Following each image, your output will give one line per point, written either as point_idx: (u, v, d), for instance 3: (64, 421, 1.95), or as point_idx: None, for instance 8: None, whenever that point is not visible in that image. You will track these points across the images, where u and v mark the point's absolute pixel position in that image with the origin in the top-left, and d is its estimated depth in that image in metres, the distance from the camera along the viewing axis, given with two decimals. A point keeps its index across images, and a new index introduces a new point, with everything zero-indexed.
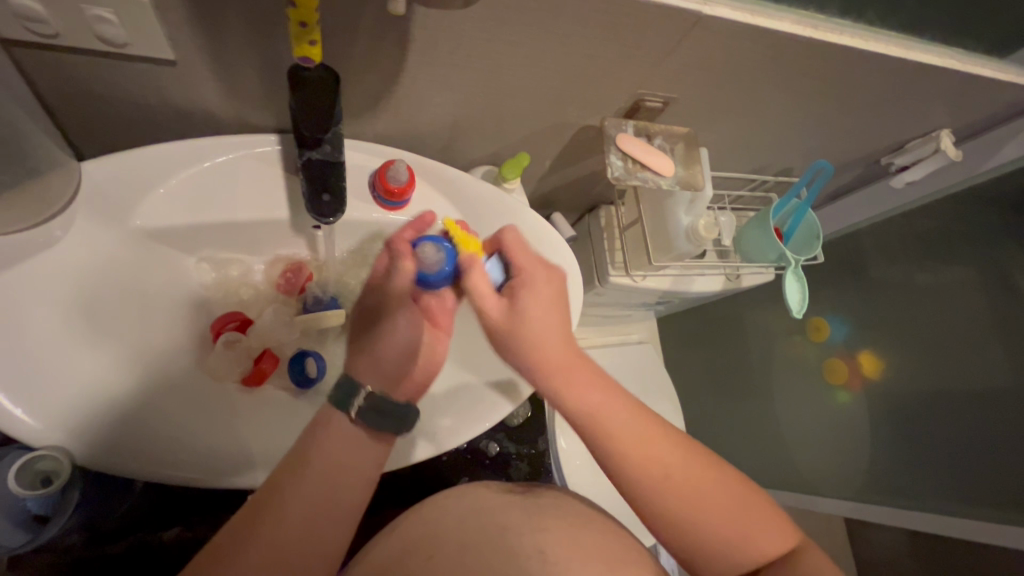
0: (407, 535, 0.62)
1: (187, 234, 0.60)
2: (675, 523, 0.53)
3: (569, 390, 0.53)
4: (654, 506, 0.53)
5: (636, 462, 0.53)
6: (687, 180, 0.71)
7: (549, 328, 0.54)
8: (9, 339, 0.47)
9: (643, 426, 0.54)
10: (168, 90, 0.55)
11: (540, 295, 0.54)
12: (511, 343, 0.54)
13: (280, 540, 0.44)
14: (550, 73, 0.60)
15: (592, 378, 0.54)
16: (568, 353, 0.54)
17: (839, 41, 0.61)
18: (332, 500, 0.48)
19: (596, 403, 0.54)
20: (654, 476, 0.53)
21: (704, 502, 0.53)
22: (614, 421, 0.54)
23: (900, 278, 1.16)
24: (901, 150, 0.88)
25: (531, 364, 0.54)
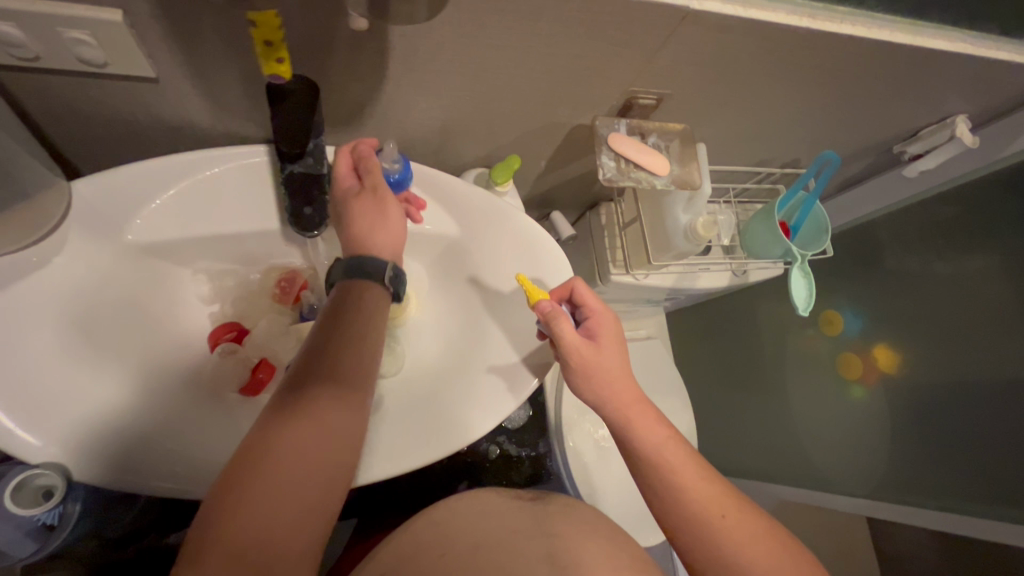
0: (416, 538, 0.62)
1: (181, 246, 0.60)
2: (708, 555, 0.58)
3: (639, 424, 0.62)
4: (687, 536, 0.59)
5: (697, 500, 0.59)
6: (683, 179, 0.69)
7: (621, 369, 0.63)
8: (8, 358, 0.49)
9: (688, 462, 0.61)
10: (152, 105, 0.55)
11: (613, 335, 0.63)
12: (594, 380, 0.61)
13: (311, 448, 0.45)
14: (537, 75, 0.59)
15: (649, 415, 0.63)
16: (636, 391, 0.63)
17: (839, 29, 0.58)
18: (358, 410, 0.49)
19: (649, 436, 0.62)
20: (694, 507, 0.59)
21: (745, 546, 0.57)
22: (663, 454, 0.61)
23: (918, 268, 1.10)
24: (913, 138, 0.85)
25: (606, 402, 0.62)
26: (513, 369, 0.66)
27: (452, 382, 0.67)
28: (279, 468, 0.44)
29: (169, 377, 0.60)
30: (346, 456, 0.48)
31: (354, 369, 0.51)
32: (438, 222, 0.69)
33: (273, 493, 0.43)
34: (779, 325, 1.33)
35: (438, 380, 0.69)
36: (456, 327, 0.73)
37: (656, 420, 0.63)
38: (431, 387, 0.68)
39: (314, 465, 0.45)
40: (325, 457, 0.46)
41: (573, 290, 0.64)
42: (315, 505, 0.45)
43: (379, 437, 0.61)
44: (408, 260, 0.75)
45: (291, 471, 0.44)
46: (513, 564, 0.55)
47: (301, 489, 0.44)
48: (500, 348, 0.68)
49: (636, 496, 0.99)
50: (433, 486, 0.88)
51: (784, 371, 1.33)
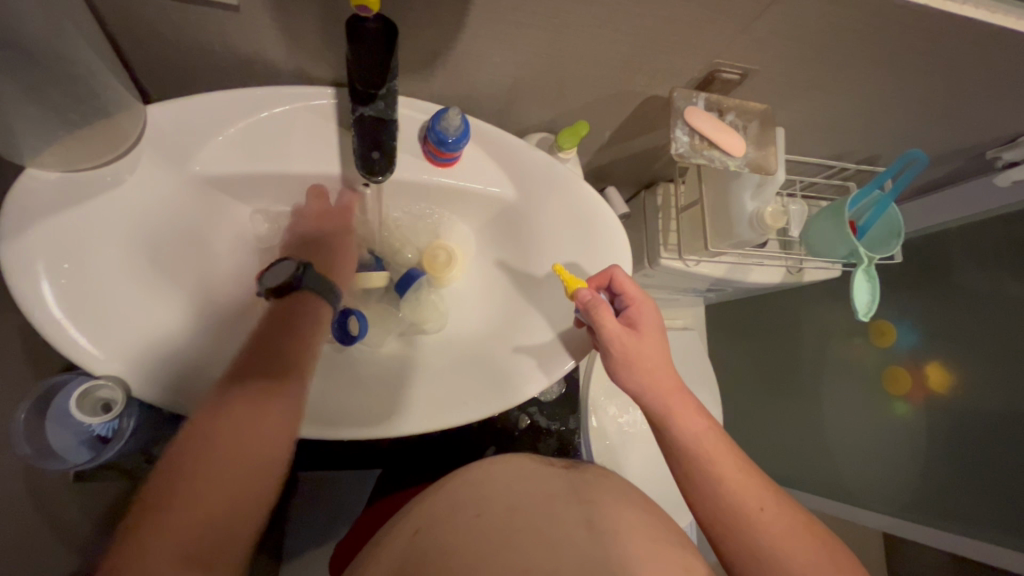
0: (452, 495, 0.61)
1: (244, 182, 0.60)
2: (744, 549, 0.56)
3: (681, 414, 0.60)
4: (723, 528, 0.57)
5: (733, 489, 0.58)
6: (758, 162, 0.65)
7: (661, 359, 0.60)
8: (79, 273, 0.50)
9: (726, 453, 0.60)
10: (230, 36, 0.55)
11: (652, 326, 0.61)
12: (638, 369, 0.59)
13: (232, 449, 0.43)
14: (620, 36, 0.56)
15: (688, 403, 0.61)
16: (676, 380, 0.61)
17: (959, 11, 0.53)
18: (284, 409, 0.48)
19: (686, 427, 0.60)
20: (730, 500, 0.57)
21: (783, 542, 0.55)
22: (700, 445, 0.60)
23: (987, 286, 1.02)
24: (1011, 144, 0.78)
25: (647, 391, 0.60)
26: (550, 346, 0.64)
27: (489, 352, 0.66)
28: (199, 476, 0.41)
29: (226, 313, 0.61)
30: (274, 456, 0.46)
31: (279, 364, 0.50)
32: (494, 184, 0.67)
33: (192, 503, 0.40)
34: (824, 330, 1.28)
35: (476, 348, 0.68)
36: (506, 291, 0.72)
37: (694, 410, 0.61)
38: (472, 354, 0.67)
39: (237, 470, 0.43)
40: (250, 457, 0.44)
41: (613, 278, 0.61)
42: (240, 510, 0.42)
43: (418, 390, 0.61)
44: (456, 222, 0.74)
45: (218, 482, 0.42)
46: (552, 531, 0.54)
47: (225, 495, 0.42)
48: (544, 317, 0.67)
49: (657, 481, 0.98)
50: (459, 446, 0.89)
51: (822, 378, 1.28)
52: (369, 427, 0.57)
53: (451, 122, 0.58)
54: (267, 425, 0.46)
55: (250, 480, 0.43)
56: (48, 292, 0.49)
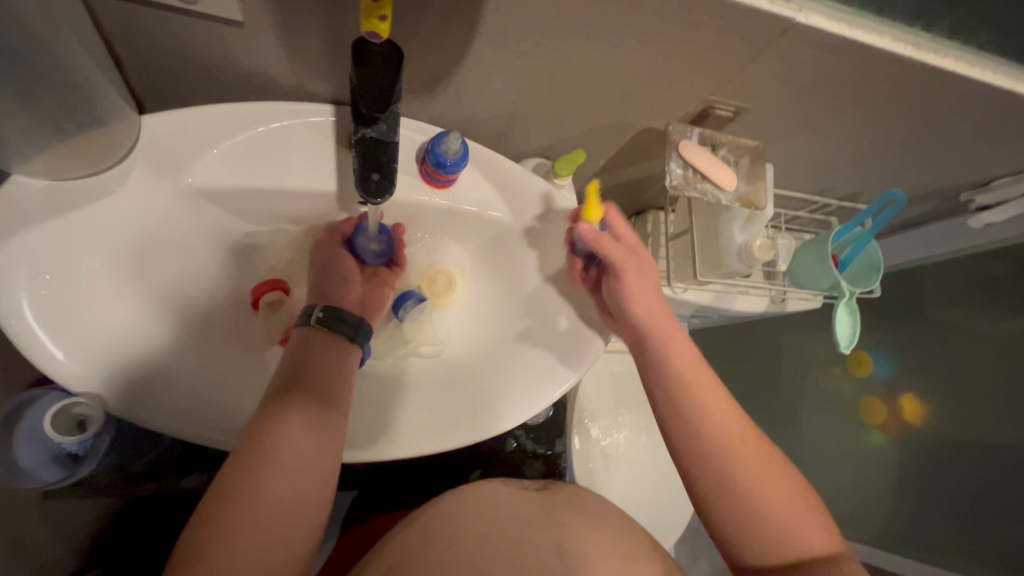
0: (428, 525, 0.60)
1: (237, 196, 0.60)
2: (705, 463, 0.56)
3: (661, 333, 0.61)
4: (685, 430, 0.58)
5: (707, 406, 0.58)
6: (748, 197, 0.67)
7: (652, 282, 0.62)
8: (62, 285, 0.49)
9: (705, 378, 0.60)
10: (231, 50, 0.54)
11: (647, 258, 0.63)
12: (630, 294, 0.61)
13: (293, 478, 0.46)
14: (620, 71, 0.57)
15: (671, 321, 0.62)
16: (660, 306, 0.63)
17: (940, 63, 0.55)
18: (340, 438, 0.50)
19: (667, 347, 0.61)
20: (698, 415, 0.58)
21: (750, 463, 0.56)
22: (678, 363, 0.60)
23: (960, 321, 1.06)
24: (984, 188, 0.82)
25: (631, 310, 0.61)
26: (554, 354, 0.65)
27: (500, 359, 0.67)
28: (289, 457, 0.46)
29: (212, 329, 0.60)
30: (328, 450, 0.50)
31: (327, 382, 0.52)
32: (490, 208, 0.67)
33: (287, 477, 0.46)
34: (805, 359, 1.30)
35: (489, 360, 0.68)
36: (497, 314, 0.72)
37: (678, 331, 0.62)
38: (484, 363, 0.67)
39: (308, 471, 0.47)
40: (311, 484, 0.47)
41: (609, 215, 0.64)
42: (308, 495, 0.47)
43: (407, 413, 0.60)
44: (449, 243, 0.73)
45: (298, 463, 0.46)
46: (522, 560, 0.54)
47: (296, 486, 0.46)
48: (533, 345, 0.67)
49: (636, 503, 0.98)
50: (443, 469, 0.88)
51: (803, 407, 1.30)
52: (359, 451, 0.56)
53: (451, 144, 0.59)
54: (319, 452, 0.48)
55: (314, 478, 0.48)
56: (28, 304, 0.47)
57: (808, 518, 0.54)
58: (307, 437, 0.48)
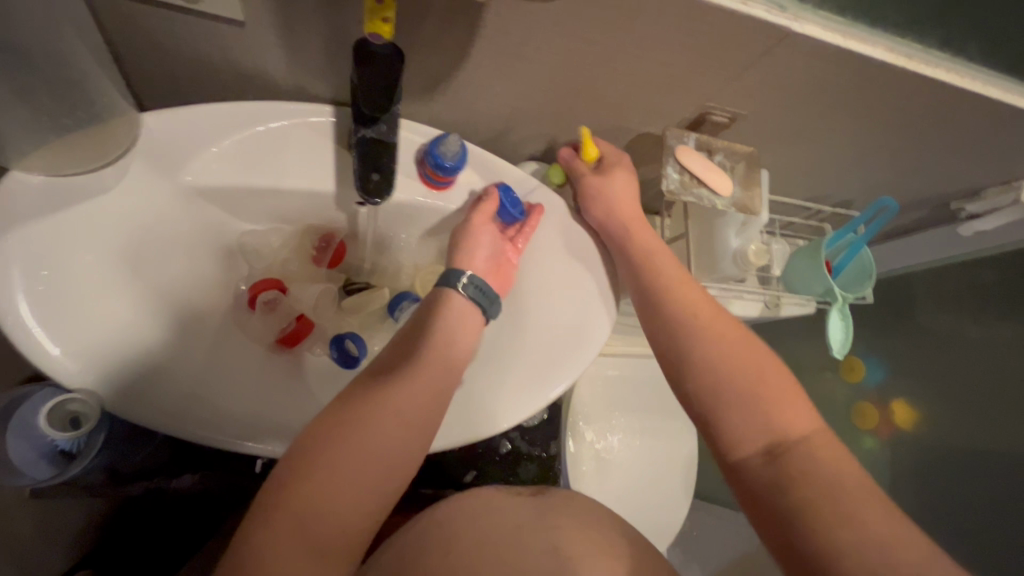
0: (424, 532, 0.60)
1: (234, 196, 0.60)
2: (684, 358, 0.58)
3: (634, 235, 0.65)
4: (668, 330, 0.60)
5: (678, 294, 0.61)
6: (744, 203, 0.67)
7: (627, 190, 0.67)
8: (58, 281, 0.49)
9: (678, 273, 0.64)
10: (233, 49, 0.55)
11: (627, 174, 0.67)
12: (607, 203, 0.66)
13: (370, 454, 0.45)
14: (616, 76, 0.58)
15: (646, 228, 0.66)
16: (637, 212, 0.67)
17: (932, 73, 0.56)
18: (430, 418, 0.50)
19: (640, 246, 0.65)
20: (673, 306, 0.61)
21: (716, 343, 0.57)
22: (652, 256, 0.64)
23: (949, 329, 1.10)
24: (974, 197, 0.84)
25: (605, 218, 0.66)
26: (575, 332, 0.65)
27: (503, 343, 0.66)
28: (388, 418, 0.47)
29: (209, 327, 0.60)
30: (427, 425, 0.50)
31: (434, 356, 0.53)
32: None
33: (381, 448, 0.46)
34: None
35: (495, 344, 0.67)
36: None
37: (655, 237, 0.66)
38: (489, 351, 0.66)
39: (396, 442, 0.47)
40: (384, 470, 0.46)
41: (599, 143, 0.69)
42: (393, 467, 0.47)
43: None
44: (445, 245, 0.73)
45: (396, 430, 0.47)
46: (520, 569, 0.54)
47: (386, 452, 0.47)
48: (524, 344, 0.65)
49: (630, 506, 0.99)
50: (437, 471, 0.88)
51: None
52: None
53: (450, 147, 0.60)
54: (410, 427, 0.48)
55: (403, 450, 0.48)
56: (23, 299, 0.47)
57: (789, 401, 0.53)
58: (410, 403, 0.49)
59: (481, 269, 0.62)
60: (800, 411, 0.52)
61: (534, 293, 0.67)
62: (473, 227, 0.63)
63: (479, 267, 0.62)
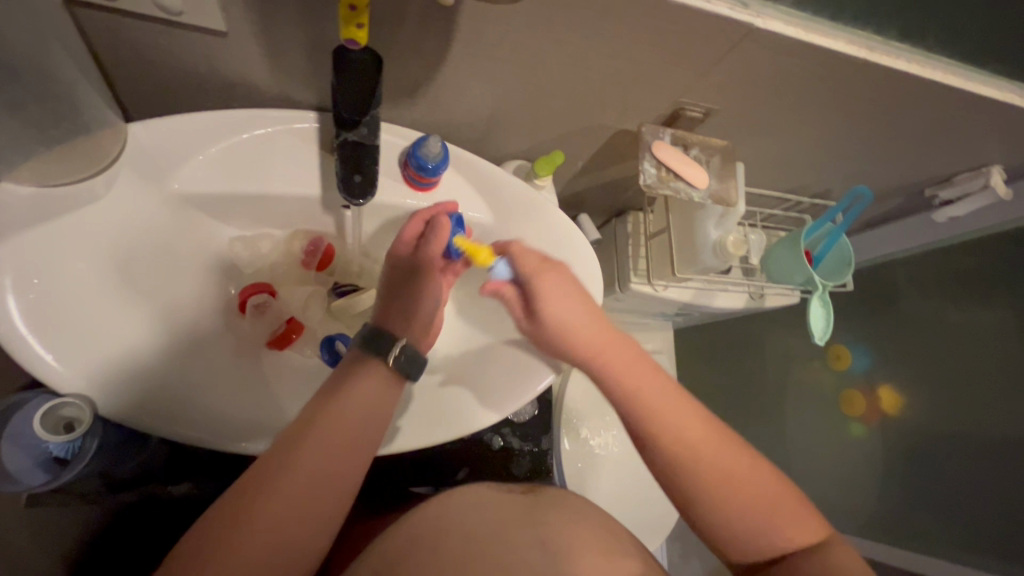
0: (409, 535, 0.60)
1: (221, 202, 0.61)
2: (674, 471, 0.56)
3: (581, 343, 0.59)
4: (646, 433, 0.57)
5: (652, 414, 0.57)
6: (720, 195, 0.69)
7: (562, 307, 0.59)
8: (50, 289, 0.50)
9: (649, 374, 0.59)
10: (215, 59, 0.56)
11: (556, 292, 0.59)
12: (544, 324, 0.60)
13: (275, 529, 0.46)
14: (590, 74, 0.60)
15: (597, 334, 0.59)
16: (587, 317, 0.60)
17: (893, 64, 0.58)
18: (360, 450, 0.52)
19: (592, 347, 0.59)
20: (647, 406, 0.57)
21: (703, 457, 0.56)
22: (614, 363, 0.59)
23: (931, 313, 1.12)
24: (946, 183, 0.86)
25: (550, 330, 0.60)
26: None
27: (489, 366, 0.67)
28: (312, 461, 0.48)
29: (200, 331, 0.61)
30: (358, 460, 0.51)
31: (355, 408, 0.52)
32: (473, 208, 0.69)
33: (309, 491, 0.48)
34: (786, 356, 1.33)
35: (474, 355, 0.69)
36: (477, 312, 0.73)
37: (598, 320, 0.60)
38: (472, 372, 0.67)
39: (323, 478, 0.49)
40: (314, 508, 0.48)
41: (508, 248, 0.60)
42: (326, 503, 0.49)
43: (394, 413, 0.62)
44: None
45: (326, 467, 0.49)
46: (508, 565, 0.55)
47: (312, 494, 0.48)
48: (518, 339, 0.67)
49: (623, 498, 1.00)
50: (428, 470, 0.85)
51: (785, 404, 1.31)
52: None
53: (433, 148, 0.61)
54: (339, 464, 0.50)
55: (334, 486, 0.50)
56: (16, 308, 0.48)
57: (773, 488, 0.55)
58: (333, 442, 0.50)
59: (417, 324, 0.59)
60: (780, 492, 0.55)
61: None
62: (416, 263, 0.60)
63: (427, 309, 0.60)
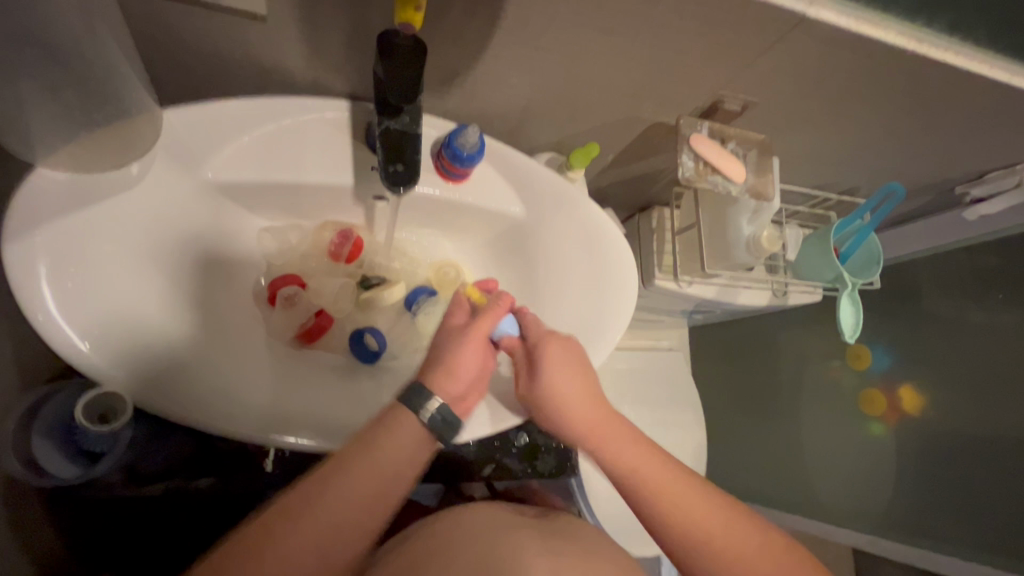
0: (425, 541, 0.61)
1: (254, 191, 0.60)
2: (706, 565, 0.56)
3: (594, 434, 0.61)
4: (642, 501, 0.59)
5: (664, 508, 0.58)
6: (758, 188, 0.69)
7: (566, 381, 0.60)
8: (86, 276, 0.49)
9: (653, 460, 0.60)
10: (252, 44, 0.55)
11: (557, 364, 0.60)
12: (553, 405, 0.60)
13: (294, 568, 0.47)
14: (631, 65, 0.59)
15: (606, 425, 0.61)
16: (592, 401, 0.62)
17: (941, 56, 0.58)
18: (367, 513, 0.51)
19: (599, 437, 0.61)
20: (654, 501, 0.58)
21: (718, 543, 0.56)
22: (619, 456, 0.61)
23: (952, 314, 1.10)
24: (978, 181, 0.85)
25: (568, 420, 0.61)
26: (586, 327, 0.66)
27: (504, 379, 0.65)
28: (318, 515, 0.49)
29: (229, 322, 0.60)
30: (365, 522, 0.51)
31: (373, 469, 0.52)
32: (505, 201, 0.68)
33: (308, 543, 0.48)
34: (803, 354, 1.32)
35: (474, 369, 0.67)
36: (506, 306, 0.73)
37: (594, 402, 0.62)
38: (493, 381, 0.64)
39: (325, 537, 0.49)
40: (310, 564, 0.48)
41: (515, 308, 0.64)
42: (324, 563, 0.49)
43: None
44: (458, 239, 0.74)
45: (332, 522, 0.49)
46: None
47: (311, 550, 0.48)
48: None
49: None
50: (453, 470, 0.80)
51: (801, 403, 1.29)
52: None
53: (471, 138, 0.60)
54: (345, 525, 0.50)
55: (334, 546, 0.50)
56: (52, 295, 0.47)
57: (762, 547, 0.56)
58: (345, 501, 0.50)
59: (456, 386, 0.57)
60: (781, 563, 0.56)
61: (556, 286, 0.69)
62: (465, 337, 0.58)
63: (450, 392, 0.56)
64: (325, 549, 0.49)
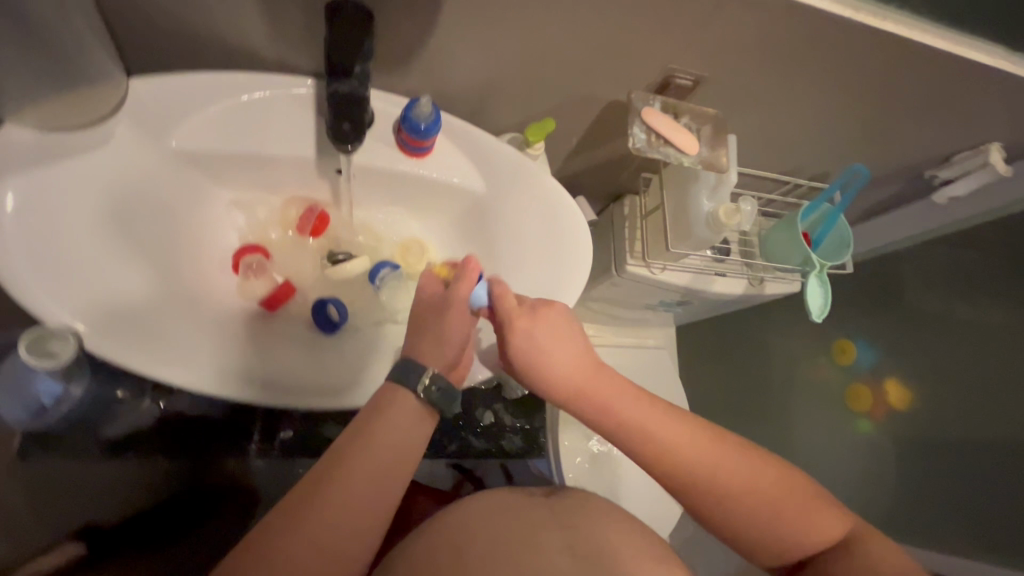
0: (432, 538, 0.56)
1: (218, 160, 0.63)
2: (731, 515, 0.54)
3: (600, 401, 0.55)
4: (653, 461, 0.54)
5: (688, 467, 0.54)
6: (710, 162, 0.69)
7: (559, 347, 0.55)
8: (46, 229, 0.51)
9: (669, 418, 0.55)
10: (217, 20, 0.58)
11: (544, 329, 0.55)
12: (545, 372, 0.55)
13: (311, 566, 0.43)
14: (579, 36, 0.61)
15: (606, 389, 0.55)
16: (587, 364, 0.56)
17: (879, 24, 0.60)
18: (382, 503, 0.48)
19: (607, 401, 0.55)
20: (681, 468, 0.54)
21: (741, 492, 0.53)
22: (631, 419, 0.55)
23: (938, 307, 1.10)
24: (946, 163, 0.85)
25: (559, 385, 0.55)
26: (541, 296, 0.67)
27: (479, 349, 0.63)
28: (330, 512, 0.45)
29: (191, 286, 0.62)
30: (379, 512, 0.48)
31: (378, 454, 0.48)
32: (464, 176, 0.70)
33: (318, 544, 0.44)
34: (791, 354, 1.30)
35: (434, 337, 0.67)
36: None
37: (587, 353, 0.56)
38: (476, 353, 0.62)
39: (340, 533, 0.45)
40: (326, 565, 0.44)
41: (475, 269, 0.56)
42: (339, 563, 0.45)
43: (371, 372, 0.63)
44: (423, 217, 0.76)
45: (349, 513, 0.46)
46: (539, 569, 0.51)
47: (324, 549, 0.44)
48: None
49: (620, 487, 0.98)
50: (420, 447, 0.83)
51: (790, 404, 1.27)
52: (336, 395, 0.60)
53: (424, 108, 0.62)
54: (360, 520, 0.46)
55: (349, 544, 0.45)
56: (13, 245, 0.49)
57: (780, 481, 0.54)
58: (356, 493, 0.46)
59: (447, 356, 0.54)
60: (795, 492, 0.54)
61: (514, 258, 0.70)
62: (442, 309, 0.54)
63: (445, 360, 0.54)
64: (340, 543, 0.45)
